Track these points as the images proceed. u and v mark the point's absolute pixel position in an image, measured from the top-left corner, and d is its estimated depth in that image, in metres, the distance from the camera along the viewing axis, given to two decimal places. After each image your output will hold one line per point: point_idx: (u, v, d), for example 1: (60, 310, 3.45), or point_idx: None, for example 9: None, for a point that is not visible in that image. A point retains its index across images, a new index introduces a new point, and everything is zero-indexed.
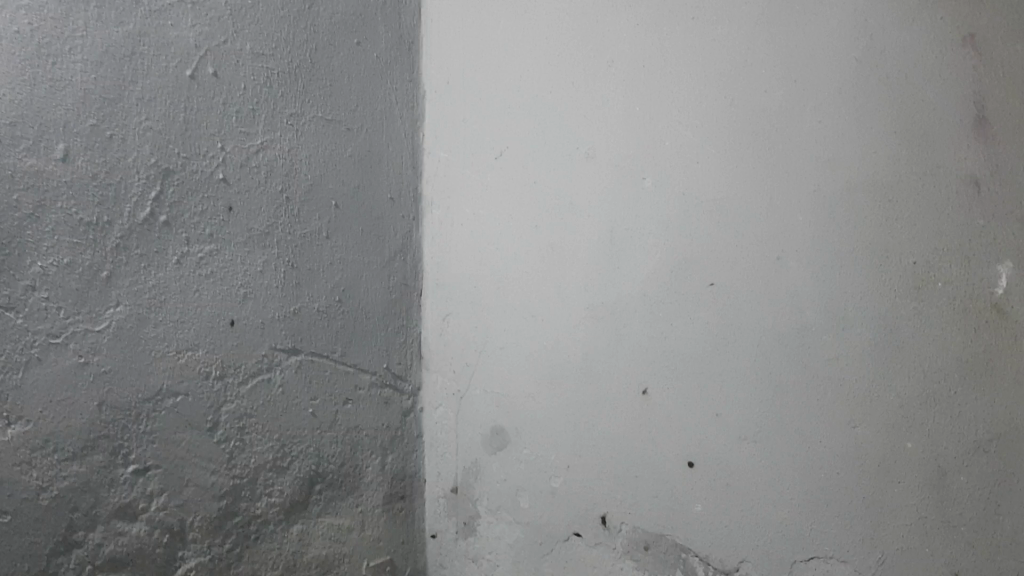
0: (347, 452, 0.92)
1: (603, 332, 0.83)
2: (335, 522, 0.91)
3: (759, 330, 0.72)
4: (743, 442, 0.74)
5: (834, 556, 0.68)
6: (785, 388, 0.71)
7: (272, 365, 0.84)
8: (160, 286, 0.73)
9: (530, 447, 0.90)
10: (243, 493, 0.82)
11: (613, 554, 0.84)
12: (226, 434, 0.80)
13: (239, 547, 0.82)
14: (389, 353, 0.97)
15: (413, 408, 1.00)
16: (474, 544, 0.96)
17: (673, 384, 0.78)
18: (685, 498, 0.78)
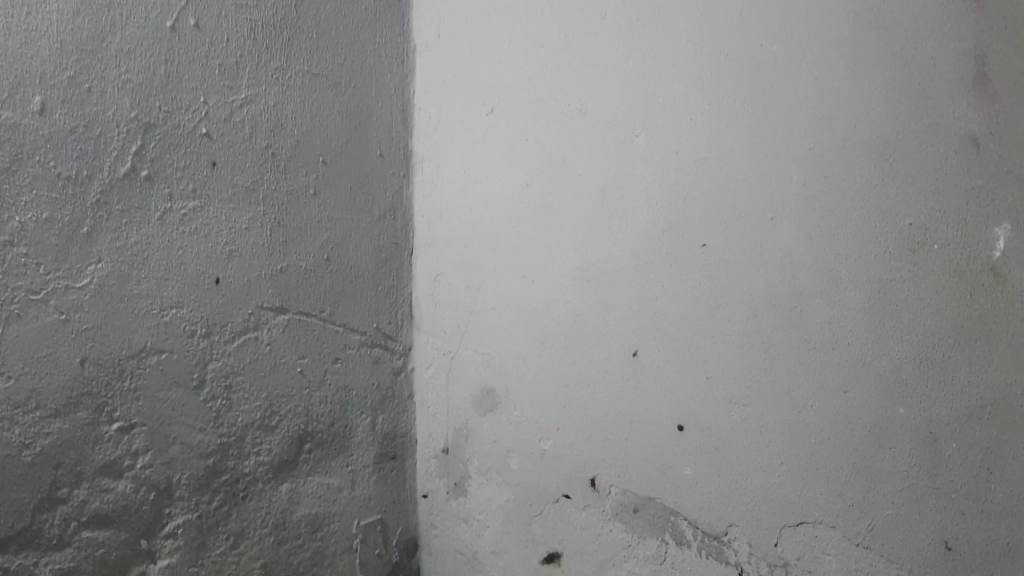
0: (337, 411, 0.92)
1: (595, 292, 0.81)
2: (325, 481, 0.91)
3: (749, 292, 0.71)
4: (732, 406, 0.73)
5: (822, 522, 0.68)
6: (776, 350, 0.69)
7: (259, 324, 0.83)
8: (143, 243, 0.72)
9: (520, 409, 0.89)
10: (231, 451, 0.82)
11: (602, 516, 0.84)
12: (212, 393, 0.80)
13: (228, 505, 0.82)
14: (379, 312, 0.96)
15: (403, 368, 1.00)
16: (465, 504, 0.97)
17: (663, 346, 0.77)
18: (673, 461, 0.77)
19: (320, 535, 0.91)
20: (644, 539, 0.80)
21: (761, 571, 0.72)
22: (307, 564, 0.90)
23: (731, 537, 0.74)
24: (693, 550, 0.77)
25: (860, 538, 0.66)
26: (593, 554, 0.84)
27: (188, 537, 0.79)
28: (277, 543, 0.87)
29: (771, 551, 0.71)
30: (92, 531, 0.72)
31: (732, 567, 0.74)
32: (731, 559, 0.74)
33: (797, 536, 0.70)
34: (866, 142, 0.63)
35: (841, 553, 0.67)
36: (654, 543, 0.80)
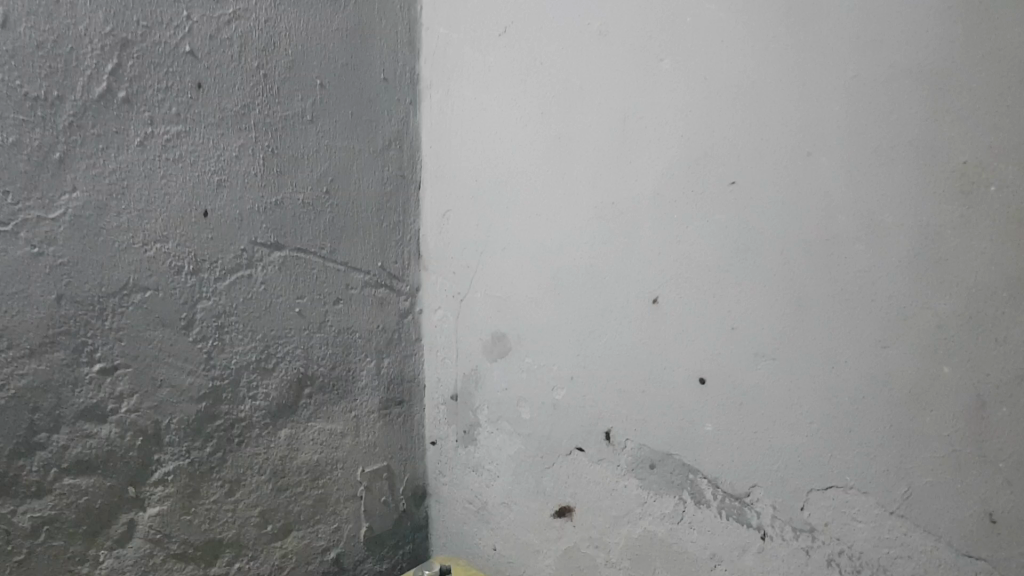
0: (339, 355, 0.87)
1: (616, 234, 0.75)
2: (327, 427, 0.87)
3: (779, 237, 0.64)
4: (754, 358, 0.67)
5: (853, 487, 0.63)
6: (809, 301, 0.63)
7: (253, 261, 0.78)
8: (122, 170, 0.67)
9: (533, 356, 0.84)
10: (224, 395, 0.77)
11: (616, 471, 0.79)
12: (202, 333, 0.75)
13: (223, 451, 0.78)
14: (384, 250, 0.91)
15: (410, 310, 0.95)
16: (474, 453, 0.92)
17: (685, 294, 0.71)
18: (692, 417, 0.72)
19: (322, 483, 0.87)
20: (661, 497, 0.76)
21: (784, 536, 0.68)
22: (309, 512, 0.86)
23: (753, 498, 0.70)
24: (713, 510, 0.73)
25: (894, 506, 0.61)
26: (607, 509, 0.80)
27: (180, 484, 0.75)
28: (276, 490, 0.83)
29: (796, 515, 0.68)
30: (74, 477, 0.68)
31: (753, 529, 0.70)
32: (752, 521, 0.70)
33: (825, 502, 0.65)
34: (914, 67, 0.56)
35: (873, 521, 0.63)
36: (671, 501, 0.75)
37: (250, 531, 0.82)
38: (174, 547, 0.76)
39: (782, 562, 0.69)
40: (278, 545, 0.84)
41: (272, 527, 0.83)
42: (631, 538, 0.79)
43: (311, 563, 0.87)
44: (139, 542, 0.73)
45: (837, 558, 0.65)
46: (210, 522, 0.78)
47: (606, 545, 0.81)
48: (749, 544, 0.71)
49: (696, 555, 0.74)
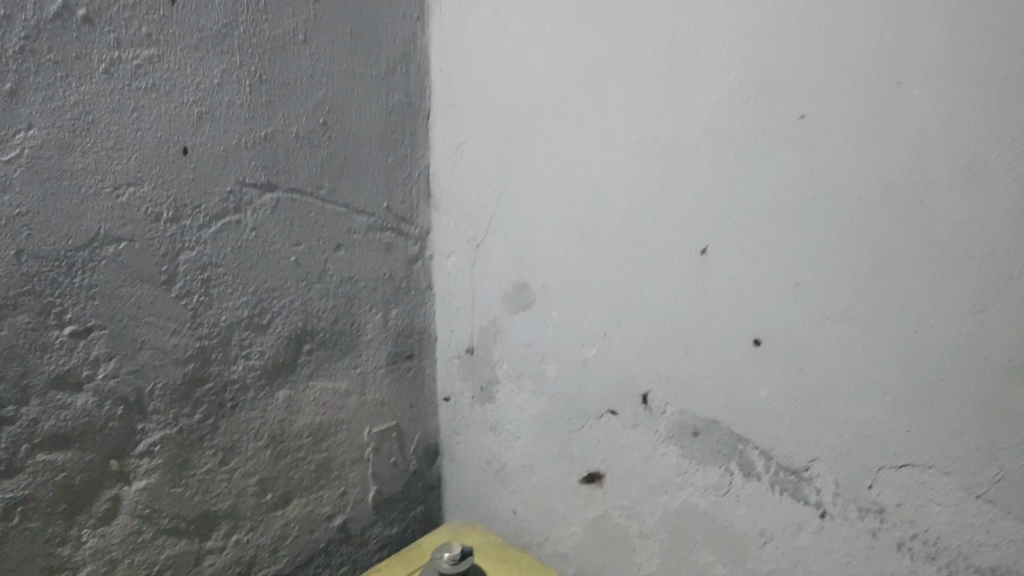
0: (342, 306, 0.78)
1: (659, 174, 0.65)
2: (329, 385, 0.79)
3: (856, 179, 0.55)
4: (821, 320, 0.59)
5: (933, 467, 0.56)
6: (892, 254, 0.54)
7: (241, 204, 0.68)
8: (86, 103, 0.57)
9: (560, 309, 0.75)
10: (213, 356, 0.69)
11: (653, 437, 0.71)
12: (186, 289, 0.66)
13: (214, 417, 0.70)
14: (390, 189, 0.81)
15: (421, 254, 0.85)
16: (493, 412, 0.84)
17: (740, 243, 0.62)
18: (745, 382, 0.64)
19: (325, 447, 0.80)
20: (704, 468, 0.69)
21: (847, 516, 0.62)
22: (312, 476, 0.80)
23: (812, 474, 0.62)
24: (764, 484, 0.65)
25: (981, 490, 0.54)
26: (641, 477, 0.73)
27: (168, 455, 0.68)
28: (276, 457, 0.76)
29: (863, 494, 0.60)
30: (48, 453, 0.60)
31: (811, 506, 0.63)
32: (810, 497, 0.63)
33: (898, 481, 0.58)
34: None
35: (954, 504, 0.56)
36: (716, 472, 0.68)
37: (248, 501, 0.75)
38: (164, 521, 0.69)
39: (844, 543, 0.62)
40: (278, 514, 0.78)
41: (271, 495, 0.77)
42: (668, 509, 0.72)
43: (315, 531, 0.82)
44: (127, 518, 0.66)
45: (908, 543, 0.59)
46: (203, 494, 0.71)
47: (641, 515, 0.74)
48: (805, 522, 0.64)
49: (743, 531, 0.67)
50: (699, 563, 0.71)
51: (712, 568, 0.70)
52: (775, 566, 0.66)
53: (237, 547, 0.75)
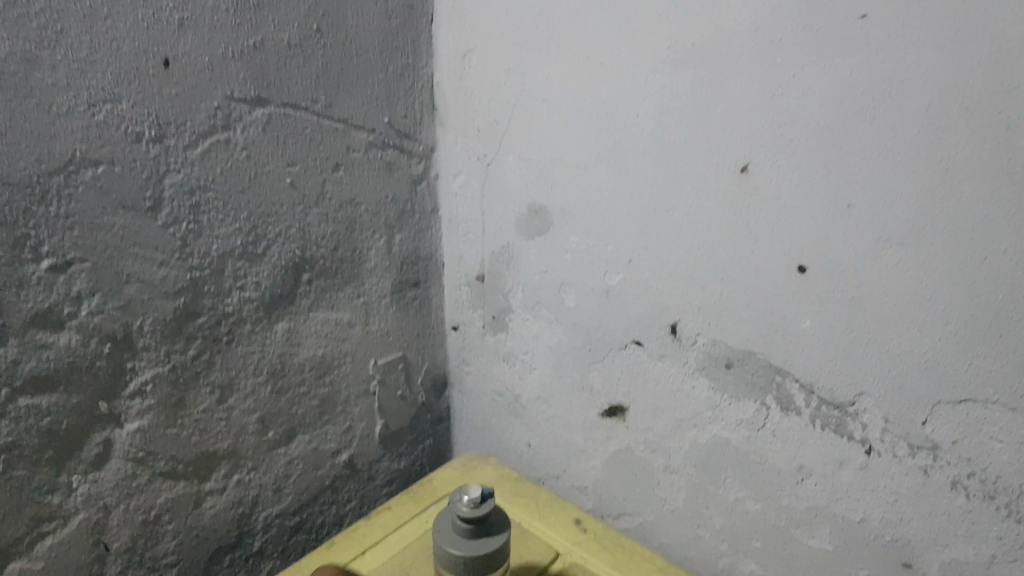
0: (343, 233, 0.72)
1: (696, 83, 0.59)
2: (332, 316, 0.74)
3: (925, 87, 0.49)
4: (876, 243, 0.54)
5: (997, 402, 0.52)
6: (963, 171, 0.49)
7: (230, 121, 0.61)
8: (53, 10, 0.50)
9: (580, 234, 0.70)
10: (206, 288, 0.63)
11: (681, 369, 0.67)
12: (173, 215, 0.60)
13: (208, 353, 0.65)
14: (392, 102, 0.73)
15: (426, 175, 0.79)
16: (505, 341, 0.80)
17: (787, 160, 0.56)
18: (787, 310, 0.59)
19: (328, 381, 0.76)
20: (738, 403, 0.64)
21: (896, 453, 0.58)
22: (316, 412, 0.75)
23: (858, 409, 0.58)
24: (804, 419, 0.61)
25: None
26: (668, 411, 0.69)
27: (162, 394, 0.63)
28: (276, 393, 0.71)
29: (915, 430, 0.56)
30: (32, 397, 0.55)
31: (855, 442, 0.59)
32: (855, 433, 0.59)
33: (956, 417, 0.54)
34: None
35: (1019, 442, 0.52)
36: (751, 406, 0.64)
37: (248, 440, 0.70)
38: (161, 464, 0.64)
39: (891, 481, 0.59)
40: (281, 452, 0.74)
41: (273, 433, 0.72)
42: (696, 445, 0.68)
43: (321, 468, 0.78)
44: (120, 462, 0.62)
45: (964, 481, 0.55)
46: (201, 434, 0.66)
47: (666, 449, 0.70)
48: (847, 458, 0.60)
49: (778, 466, 0.64)
50: (729, 498, 0.67)
51: (743, 504, 0.67)
52: (813, 502, 0.63)
53: (239, 487, 0.71)
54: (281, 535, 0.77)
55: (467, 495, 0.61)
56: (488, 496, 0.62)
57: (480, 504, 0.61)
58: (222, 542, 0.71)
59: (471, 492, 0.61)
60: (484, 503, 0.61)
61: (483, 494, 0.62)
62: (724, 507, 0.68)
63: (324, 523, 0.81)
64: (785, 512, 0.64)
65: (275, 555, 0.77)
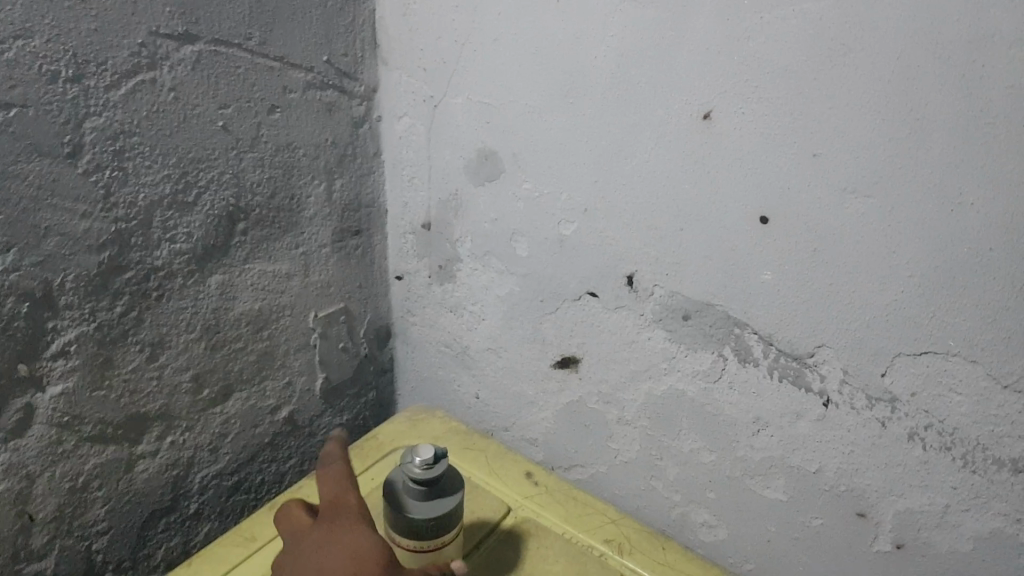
0: (279, 179, 0.68)
1: (658, 24, 0.56)
2: (268, 268, 0.70)
3: (902, 33, 0.47)
4: (842, 194, 0.53)
5: (957, 354, 0.52)
6: (934, 119, 0.48)
7: (155, 60, 0.56)
8: None
9: (532, 181, 0.67)
10: (133, 241, 0.59)
11: (637, 321, 0.65)
12: (95, 162, 0.54)
13: (137, 309, 0.61)
14: (331, 39, 0.68)
15: (367, 117, 0.75)
16: (453, 292, 0.77)
17: (752, 107, 0.54)
18: (748, 262, 0.58)
19: (266, 336, 0.72)
20: (695, 354, 0.63)
21: (854, 404, 0.57)
22: (253, 368, 0.72)
23: (817, 360, 0.58)
24: (762, 370, 0.60)
25: (1010, 379, 0.50)
26: (622, 363, 0.67)
27: (87, 355, 0.59)
28: (210, 349, 0.68)
29: (874, 382, 0.56)
30: None
31: (813, 394, 0.59)
32: (813, 385, 0.58)
33: (916, 369, 0.54)
34: None
35: (979, 394, 0.52)
36: (708, 358, 0.63)
37: (181, 399, 0.67)
38: (88, 428, 0.61)
39: (848, 432, 0.58)
40: (217, 411, 0.70)
41: (207, 392, 0.69)
42: (651, 397, 0.67)
43: (260, 425, 0.75)
44: (42, 428, 0.58)
45: (921, 433, 0.55)
46: (130, 395, 0.63)
47: (620, 402, 0.69)
48: (805, 410, 0.60)
49: (734, 418, 0.63)
50: (684, 450, 0.66)
51: (697, 456, 0.66)
52: (768, 454, 0.62)
53: (172, 448, 0.68)
54: (219, 496, 0.74)
55: (419, 455, 0.59)
56: (440, 454, 0.60)
57: (432, 464, 0.59)
58: (155, 506, 0.68)
59: (423, 452, 0.59)
60: (437, 463, 0.59)
61: (436, 453, 0.59)
62: (677, 458, 0.67)
63: (263, 482, 0.78)
64: (740, 463, 0.64)
65: (212, 516, 0.74)
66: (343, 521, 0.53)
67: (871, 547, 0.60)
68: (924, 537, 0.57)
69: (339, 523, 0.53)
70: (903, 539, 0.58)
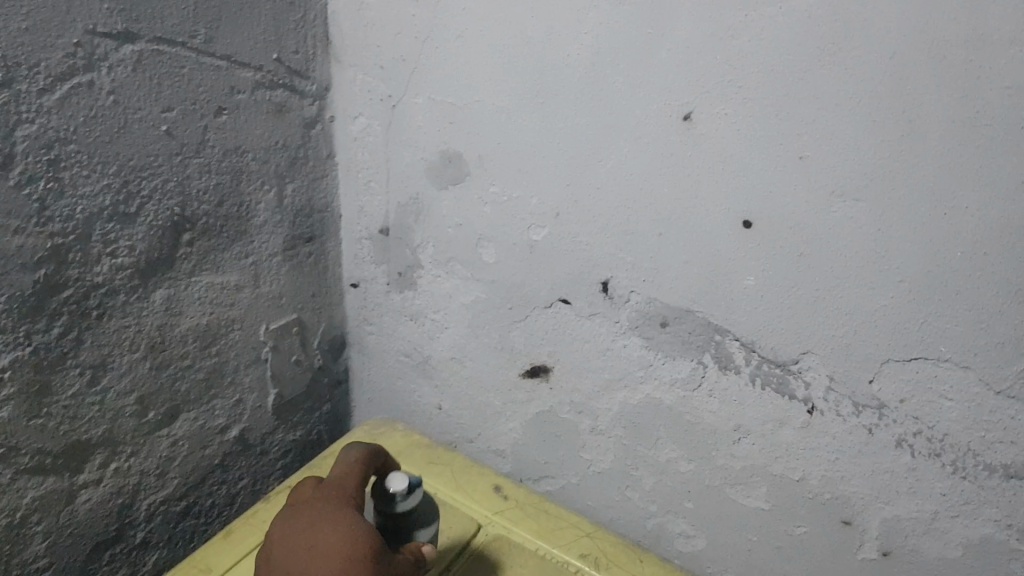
0: (227, 185, 0.64)
1: (635, 22, 0.53)
2: (216, 280, 0.66)
3: (893, 31, 0.45)
4: (828, 199, 0.50)
5: (949, 360, 0.50)
6: (927, 119, 0.46)
7: (92, 62, 0.51)
8: None
9: (499, 184, 0.64)
10: (72, 257, 0.53)
11: (612, 328, 0.63)
12: (28, 173, 0.49)
13: (77, 331, 0.56)
14: (281, 36, 0.64)
15: (319, 118, 0.71)
16: (413, 299, 0.75)
17: (735, 109, 0.52)
18: (729, 267, 0.56)
19: (214, 352, 0.68)
20: (672, 361, 0.61)
21: (839, 412, 0.55)
22: (201, 387, 0.68)
23: (801, 367, 0.56)
24: (743, 378, 0.58)
25: (1003, 385, 0.48)
26: (597, 371, 0.66)
27: (23, 382, 0.53)
28: (156, 369, 0.63)
29: (861, 389, 0.54)
30: None
31: (797, 402, 0.57)
32: (797, 393, 0.57)
33: (904, 375, 0.52)
34: None
35: (970, 399, 0.50)
36: (687, 365, 0.61)
37: (126, 423, 0.62)
38: (25, 461, 0.55)
39: (833, 440, 0.57)
40: (164, 434, 0.66)
41: (154, 414, 0.64)
42: (626, 406, 0.65)
43: (209, 446, 0.71)
44: None
45: (910, 439, 0.53)
46: (70, 422, 0.58)
47: (592, 411, 0.67)
48: (788, 418, 0.58)
49: (714, 427, 0.61)
50: (660, 459, 0.65)
51: (675, 465, 0.65)
52: (750, 463, 0.61)
53: (117, 476, 0.63)
54: (167, 523, 0.69)
55: (392, 489, 0.56)
56: (413, 487, 0.57)
57: (405, 498, 0.56)
58: (99, 538, 0.63)
59: (396, 484, 0.56)
60: (411, 496, 0.56)
61: (410, 486, 0.56)
62: (654, 468, 0.66)
63: (213, 505, 0.73)
64: (719, 472, 0.62)
65: (160, 545, 0.69)
66: (340, 506, 0.51)
67: (855, 555, 0.59)
68: (911, 544, 0.56)
69: (336, 507, 0.51)
70: (890, 547, 0.57)
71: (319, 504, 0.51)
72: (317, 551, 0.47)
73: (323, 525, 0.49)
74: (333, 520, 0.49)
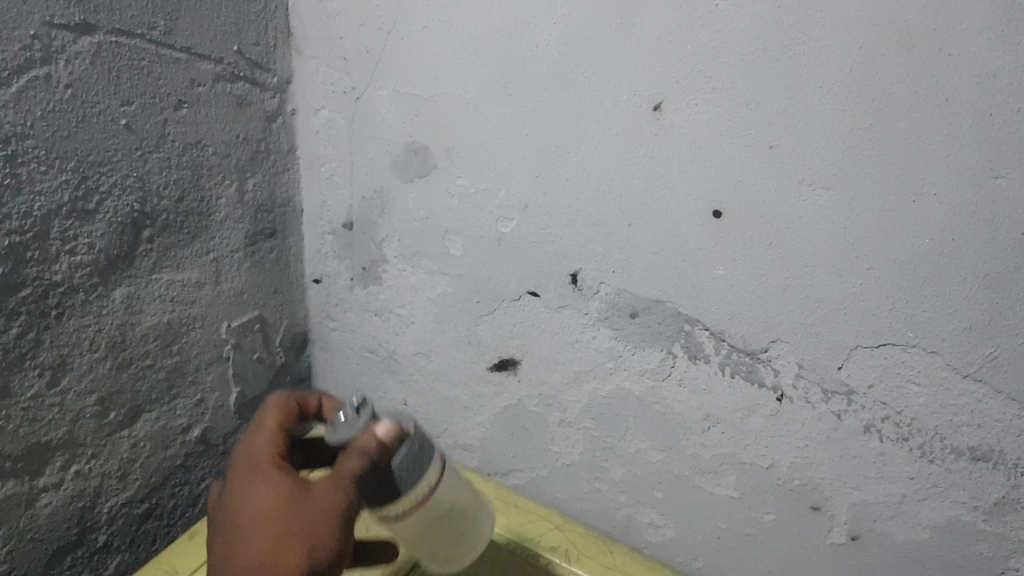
0: (187, 180, 0.62)
1: (603, 12, 0.53)
2: (177, 278, 0.64)
3: (861, 21, 0.45)
4: (798, 187, 0.51)
5: (917, 346, 0.50)
6: (895, 108, 0.46)
7: (48, 54, 0.49)
8: None
9: (467, 177, 0.63)
10: (30, 256, 0.51)
11: (582, 319, 0.63)
12: None
13: (36, 330, 0.54)
14: (240, 27, 0.63)
15: (279, 111, 0.70)
16: (378, 295, 0.74)
17: (705, 99, 0.52)
18: (699, 257, 0.56)
19: (175, 351, 0.66)
20: (642, 351, 0.61)
21: (809, 399, 0.56)
22: (162, 386, 0.66)
23: (771, 355, 0.56)
24: (713, 367, 0.59)
25: (969, 369, 0.49)
26: (565, 363, 0.66)
27: None
28: (117, 368, 0.61)
29: (831, 376, 0.54)
30: None
31: (767, 389, 0.57)
32: (766, 381, 0.57)
33: (873, 362, 0.52)
34: None
35: (938, 384, 0.51)
36: (656, 356, 0.61)
37: (87, 424, 0.60)
38: None
39: (802, 426, 0.57)
40: (125, 435, 0.64)
41: (115, 414, 0.63)
42: (595, 397, 0.65)
43: (171, 447, 0.69)
44: None
45: (878, 424, 0.54)
46: (29, 424, 0.56)
47: (561, 403, 0.67)
48: (757, 406, 0.58)
49: (684, 416, 0.62)
50: (630, 450, 0.66)
51: (644, 455, 0.65)
52: (720, 451, 0.61)
53: (78, 479, 0.61)
54: (129, 525, 0.67)
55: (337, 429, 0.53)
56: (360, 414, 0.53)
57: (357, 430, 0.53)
58: (60, 543, 0.61)
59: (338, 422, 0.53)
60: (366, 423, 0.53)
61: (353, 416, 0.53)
62: (623, 458, 0.66)
63: (176, 506, 0.72)
64: (689, 461, 0.63)
65: (122, 548, 0.68)
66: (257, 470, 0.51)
67: (824, 540, 0.59)
68: (879, 528, 0.57)
69: (258, 473, 0.50)
70: (859, 531, 0.57)
71: (245, 474, 0.51)
72: (255, 522, 0.47)
73: (255, 496, 0.49)
74: (263, 488, 0.49)
